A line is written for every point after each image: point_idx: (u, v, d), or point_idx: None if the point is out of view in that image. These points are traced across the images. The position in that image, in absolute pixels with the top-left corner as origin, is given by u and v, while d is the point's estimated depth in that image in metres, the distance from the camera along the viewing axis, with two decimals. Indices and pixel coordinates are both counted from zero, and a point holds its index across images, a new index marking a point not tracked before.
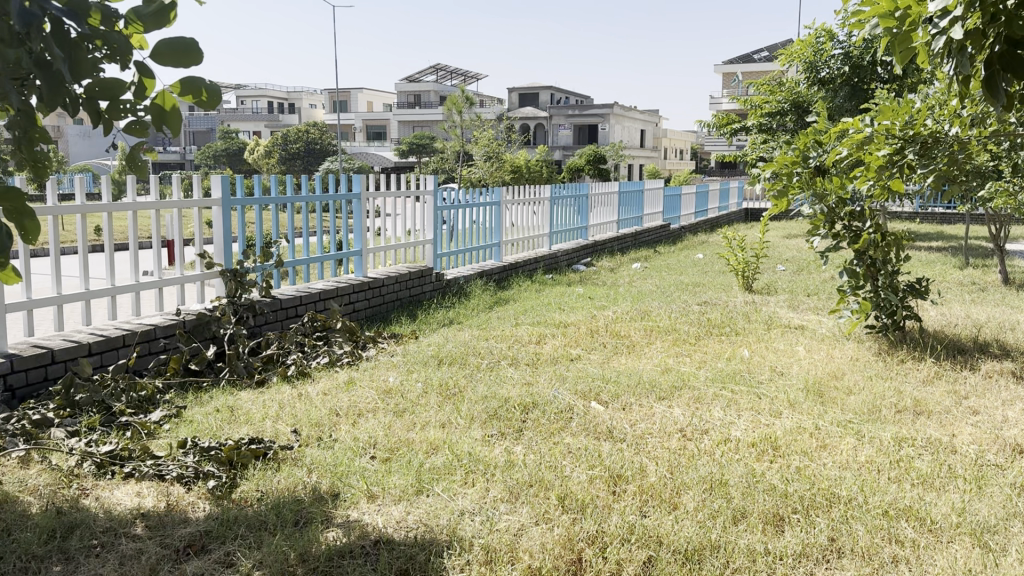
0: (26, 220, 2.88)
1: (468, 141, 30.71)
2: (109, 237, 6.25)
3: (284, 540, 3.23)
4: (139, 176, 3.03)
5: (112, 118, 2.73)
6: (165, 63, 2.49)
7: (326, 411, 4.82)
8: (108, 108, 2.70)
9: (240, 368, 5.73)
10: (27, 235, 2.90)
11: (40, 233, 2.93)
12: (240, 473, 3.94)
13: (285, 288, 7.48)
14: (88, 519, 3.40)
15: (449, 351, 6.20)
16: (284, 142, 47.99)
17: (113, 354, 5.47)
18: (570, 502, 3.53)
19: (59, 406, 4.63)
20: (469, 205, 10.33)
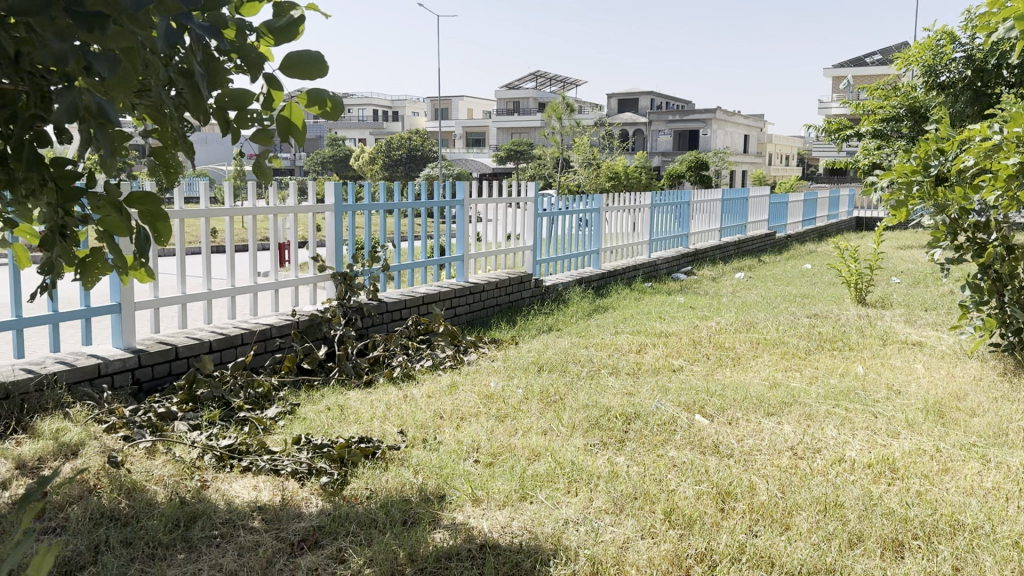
0: (160, 223, 3.05)
1: (567, 148, 30.75)
2: (229, 240, 6.54)
3: (394, 539, 3.29)
4: (264, 182, 3.16)
5: (240, 128, 2.86)
6: (293, 75, 2.57)
7: (430, 414, 4.90)
8: (237, 119, 2.81)
9: (348, 368, 5.89)
10: (160, 237, 3.06)
11: (170, 235, 3.09)
12: (350, 471, 4.05)
13: (390, 292, 7.65)
14: (209, 510, 3.55)
15: (550, 358, 6.20)
16: (387, 149, 49.22)
17: (232, 352, 5.74)
18: (678, 517, 3.47)
19: (182, 400, 4.88)
20: (570, 211, 10.32)
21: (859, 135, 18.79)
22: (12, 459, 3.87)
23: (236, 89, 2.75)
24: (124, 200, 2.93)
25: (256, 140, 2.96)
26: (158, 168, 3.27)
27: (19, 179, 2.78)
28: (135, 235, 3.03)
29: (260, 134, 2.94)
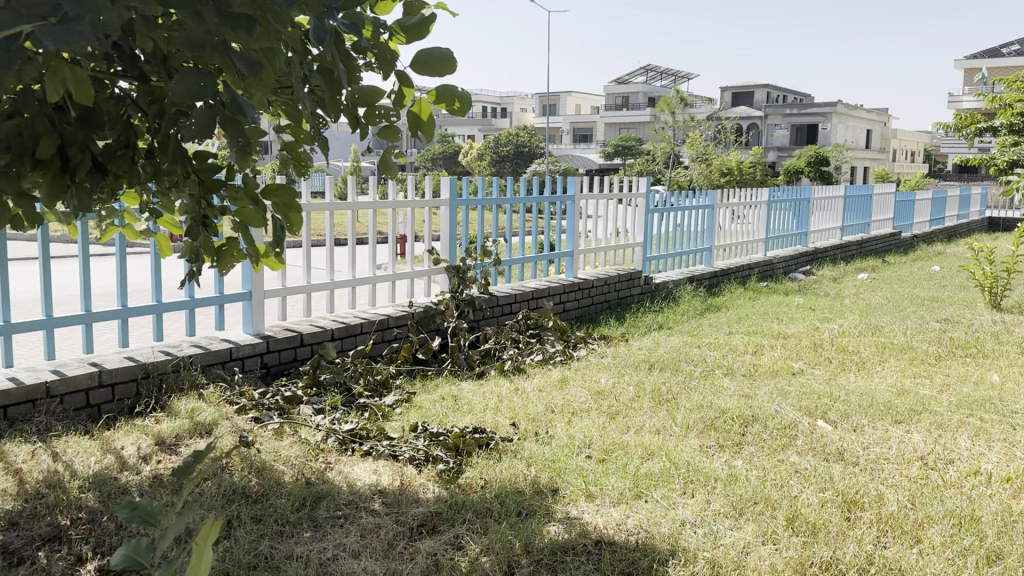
0: (293, 212, 3.18)
1: (678, 144, 30.26)
2: (349, 232, 6.75)
3: (510, 529, 3.31)
4: (390, 177, 3.25)
5: (369, 124, 2.93)
6: (424, 72, 2.64)
7: (542, 407, 4.91)
8: (366, 115, 2.91)
9: (461, 360, 5.97)
10: (293, 226, 3.19)
11: (303, 225, 3.22)
12: (465, 460, 4.10)
13: (501, 286, 7.72)
14: (333, 492, 3.68)
15: (662, 356, 6.12)
16: (495, 145, 49.67)
17: (352, 340, 5.94)
18: (800, 524, 3.36)
19: (307, 385, 5.09)
20: (683, 208, 10.15)
21: (995, 130, 17.67)
22: (153, 435, 4.11)
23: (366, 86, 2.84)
24: (261, 191, 3.09)
25: (382, 135, 3.05)
26: (289, 161, 3.42)
27: (168, 169, 2.94)
28: (272, 224, 3.18)
29: (385, 130, 3.02)
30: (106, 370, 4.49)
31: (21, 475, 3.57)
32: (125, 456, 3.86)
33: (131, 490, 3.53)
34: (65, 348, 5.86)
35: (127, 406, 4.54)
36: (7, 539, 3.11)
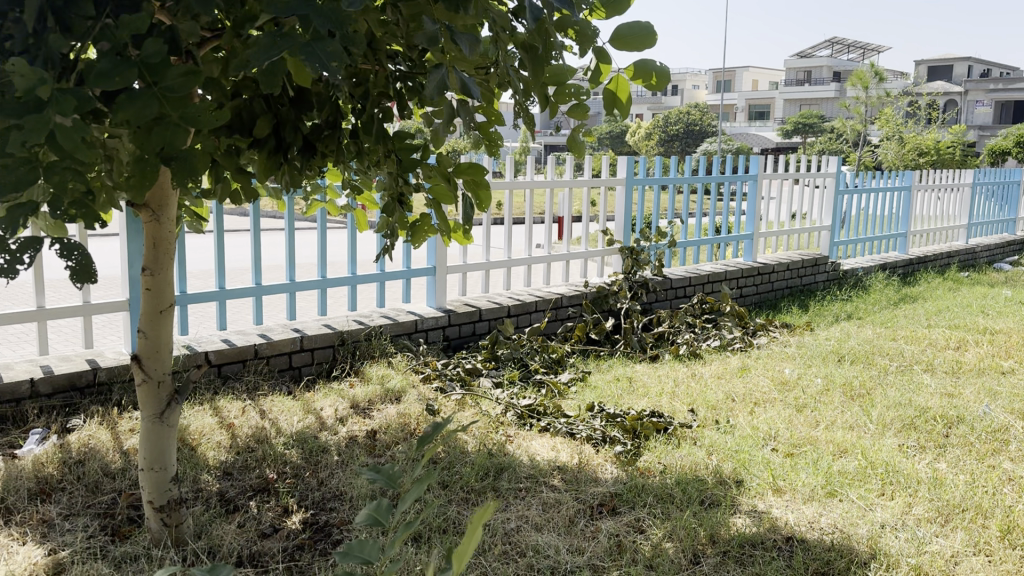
0: (481, 189, 3.24)
1: (865, 122, 28.42)
2: (528, 211, 6.81)
3: (695, 517, 3.24)
4: (579, 156, 3.19)
5: (559, 102, 2.91)
6: (620, 47, 2.59)
7: (722, 395, 4.76)
8: (556, 93, 2.90)
9: (635, 341, 5.88)
10: (480, 203, 3.27)
11: (490, 201, 3.28)
12: (644, 443, 4.04)
13: (677, 268, 7.56)
14: (514, 464, 3.72)
15: (852, 348, 5.78)
16: (666, 125, 48.69)
17: (528, 317, 6.04)
18: (1018, 537, 3.09)
19: (485, 358, 5.22)
20: (875, 190, 9.53)
21: None
22: (348, 399, 4.36)
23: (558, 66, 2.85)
24: (454, 168, 3.16)
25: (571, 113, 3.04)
26: (481, 141, 3.44)
27: (372, 148, 3.09)
28: (461, 202, 3.21)
29: (575, 107, 3.00)
30: (307, 335, 4.81)
31: (233, 429, 3.87)
32: (323, 418, 4.11)
33: (330, 449, 3.75)
34: (268, 315, 6.32)
35: (325, 369, 4.86)
36: (223, 487, 3.38)
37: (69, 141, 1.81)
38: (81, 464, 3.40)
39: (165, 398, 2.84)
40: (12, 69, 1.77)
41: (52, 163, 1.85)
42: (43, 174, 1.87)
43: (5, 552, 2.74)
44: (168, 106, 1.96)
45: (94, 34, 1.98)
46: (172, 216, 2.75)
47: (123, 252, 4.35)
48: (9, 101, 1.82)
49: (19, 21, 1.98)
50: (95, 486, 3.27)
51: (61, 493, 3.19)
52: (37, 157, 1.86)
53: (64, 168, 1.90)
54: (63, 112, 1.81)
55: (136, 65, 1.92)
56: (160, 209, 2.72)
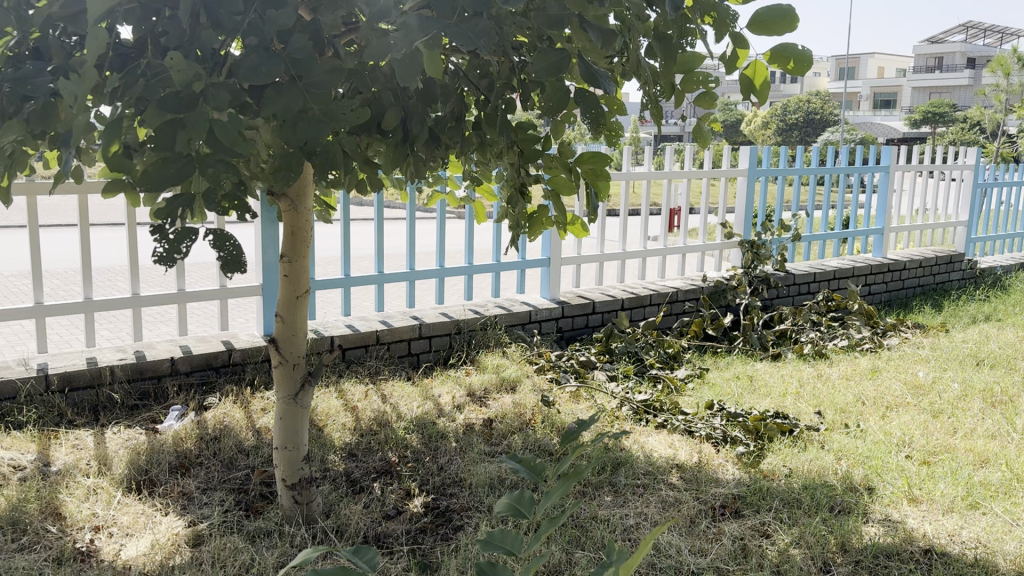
0: (601, 181, 3.20)
1: (1004, 109, 26.69)
2: (645, 202, 6.70)
3: (823, 523, 3.12)
4: (702, 146, 3.03)
5: (686, 90, 2.71)
6: (756, 29, 2.47)
7: (850, 397, 4.56)
8: (684, 81, 2.70)
9: (754, 339, 5.69)
10: (598, 194, 3.23)
11: (608, 192, 3.24)
12: (767, 444, 3.91)
13: (799, 263, 7.29)
14: (631, 460, 3.66)
15: (992, 352, 5.43)
16: (782, 114, 47.14)
17: (642, 311, 5.96)
18: None
19: (599, 351, 5.19)
20: (1019, 184, 8.92)
21: None
22: (465, 387, 4.41)
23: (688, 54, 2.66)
24: (576, 158, 3.15)
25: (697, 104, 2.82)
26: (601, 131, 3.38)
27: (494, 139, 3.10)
28: (582, 193, 3.18)
29: (702, 98, 2.79)
30: (425, 323, 4.89)
31: (356, 412, 3.97)
32: (441, 404, 4.17)
33: (449, 436, 3.79)
34: (388, 303, 6.47)
35: (442, 357, 4.94)
36: (348, 467, 3.47)
37: (225, 133, 1.88)
38: (217, 440, 3.56)
39: (298, 380, 2.94)
40: (172, 65, 1.85)
41: (207, 157, 1.92)
42: (199, 165, 1.95)
43: (149, 521, 2.89)
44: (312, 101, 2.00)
45: (243, 28, 2.05)
46: (309, 205, 2.86)
47: (255, 239, 4.54)
48: (168, 96, 1.90)
49: (175, 17, 2.07)
50: (230, 462, 3.41)
51: (199, 467, 3.35)
52: (193, 150, 1.93)
53: (219, 160, 1.97)
54: (216, 108, 1.90)
55: (282, 58, 1.98)
56: (298, 198, 2.82)
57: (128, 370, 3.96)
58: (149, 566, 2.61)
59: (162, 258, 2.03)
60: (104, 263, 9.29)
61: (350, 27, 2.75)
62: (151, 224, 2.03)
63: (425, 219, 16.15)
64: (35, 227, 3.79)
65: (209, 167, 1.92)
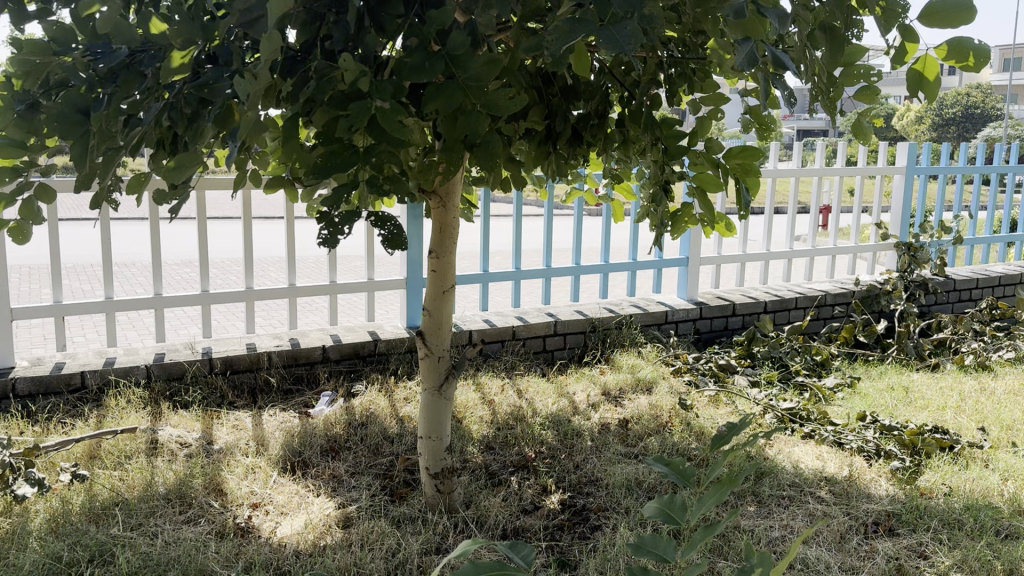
0: (750, 177, 3.08)
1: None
2: (794, 200, 6.44)
3: (989, 548, 2.91)
4: (864, 142, 2.85)
5: (847, 84, 2.58)
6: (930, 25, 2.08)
7: (1019, 414, 4.23)
8: (845, 74, 2.57)
9: (910, 348, 5.34)
10: (749, 192, 3.11)
11: (759, 189, 3.12)
12: (924, 461, 3.69)
13: (960, 267, 6.83)
14: (776, 470, 3.52)
15: None
16: (937, 108, 44.34)
17: (787, 314, 5.77)
18: None
19: (739, 355, 5.08)
20: None
21: None
22: (600, 386, 4.39)
23: (851, 46, 2.49)
24: (726, 152, 3.01)
25: (859, 96, 2.70)
26: (751, 124, 3.27)
27: (638, 136, 3.03)
28: (732, 188, 3.07)
29: (864, 90, 2.67)
30: (561, 320, 4.91)
31: (494, 406, 4.02)
32: (577, 402, 4.16)
33: (584, 434, 3.75)
34: (525, 300, 6.54)
35: (577, 355, 4.94)
36: (486, 460, 3.49)
37: (386, 125, 1.95)
38: (364, 426, 3.70)
39: (443, 373, 3.01)
40: (340, 66, 1.93)
41: (369, 147, 2.04)
42: (363, 158, 2.04)
43: (302, 501, 3.03)
44: (470, 96, 2.01)
45: (404, 31, 2.11)
46: (456, 202, 2.92)
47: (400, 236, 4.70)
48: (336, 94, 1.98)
49: (340, 21, 2.15)
50: (376, 448, 3.54)
51: (348, 452, 3.49)
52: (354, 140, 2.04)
53: (380, 151, 2.05)
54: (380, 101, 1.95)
55: (441, 57, 2.00)
56: (447, 197, 2.89)
57: (284, 356, 4.18)
58: (302, 544, 2.73)
59: (326, 240, 2.16)
60: (260, 254, 9.87)
61: (502, 28, 2.78)
62: (318, 217, 2.11)
63: (563, 216, 16.25)
64: (204, 220, 4.05)
65: (373, 156, 2.04)
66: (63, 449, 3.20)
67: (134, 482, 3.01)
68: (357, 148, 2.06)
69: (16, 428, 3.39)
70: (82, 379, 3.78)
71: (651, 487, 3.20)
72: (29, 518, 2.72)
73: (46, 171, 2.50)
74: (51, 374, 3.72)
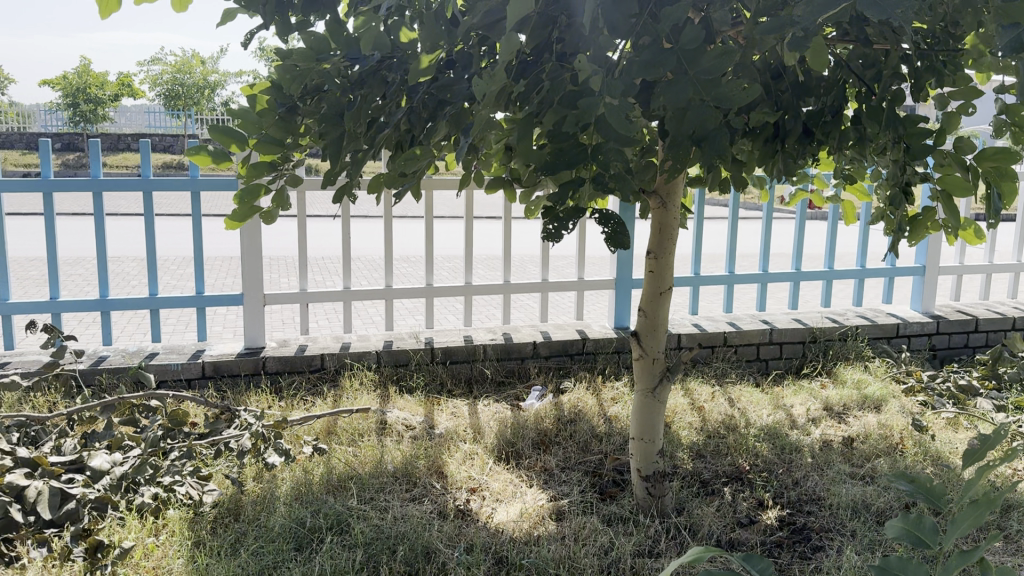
0: (1005, 181, 2.72)
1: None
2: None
3: None
4: None
5: None
6: None
7: None
8: None
9: None
10: (1002, 198, 2.75)
11: (1015, 194, 2.75)
12: None
13: None
14: None
15: None
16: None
17: None
18: None
19: (982, 376, 4.63)
20: None
21: None
22: (820, 400, 4.16)
23: None
24: (976, 155, 2.70)
25: None
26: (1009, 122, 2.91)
27: (875, 135, 2.79)
28: (982, 194, 2.74)
29: None
30: (778, 329, 4.72)
31: (704, 413, 3.93)
32: (795, 415, 3.97)
33: (804, 449, 3.55)
34: (739, 308, 6.37)
35: (795, 365, 4.73)
36: (697, 467, 3.39)
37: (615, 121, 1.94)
38: (573, 422, 3.74)
39: (657, 374, 2.96)
40: (574, 64, 1.92)
41: (600, 145, 2.04)
42: (591, 154, 2.04)
43: (516, 490, 3.12)
44: (701, 91, 1.95)
45: (636, 30, 2.09)
46: (677, 202, 2.87)
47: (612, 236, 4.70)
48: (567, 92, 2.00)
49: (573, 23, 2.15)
50: (585, 445, 3.55)
51: (558, 446, 3.54)
52: (586, 138, 2.05)
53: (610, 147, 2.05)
54: (612, 97, 1.94)
55: (673, 54, 1.94)
56: (668, 195, 2.84)
57: (497, 350, 4.34)
58: (518, 532, 2.80)
59: (550, 234, 2.24)
60: (476, 251, 10.31)
61: (736, 23, 2.68)
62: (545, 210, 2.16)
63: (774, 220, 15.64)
64: (429, 218, 4.27)
65: (602, 153, 2.04)
66: (305, 424, 3.50)
67: (365, 459, 3.23)
68: (586, 145, 2.07)
69: (265, 402, 3.74)
70: (321, 361, 4.11)
71: (881, 512, 2.98)
72: (277, 484, 2.99)
73: (297, 165, 2.71)
74: (295, 355, 4.08)
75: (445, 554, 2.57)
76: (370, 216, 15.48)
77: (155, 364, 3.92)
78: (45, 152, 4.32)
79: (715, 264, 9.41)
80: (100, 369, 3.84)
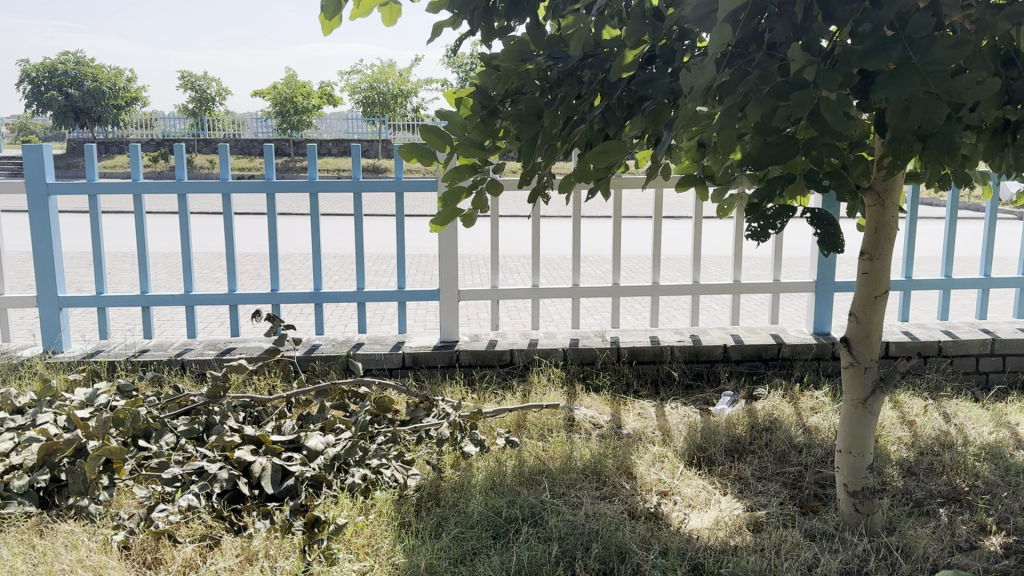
0: None
1: None
2: None
3: None
4: None
5: None
6: None
7: None
8: None
9: None
10: None
11: None
12: None
13: None
14: None
15: None
16: None
17: None
18: None
19: None
20: None
21: None
22: None
23: None
24: None
25: None
26: None
27: None
28: None
29: None
30: (1000, 339, 4.33)
31: (915, 428, 3.66)
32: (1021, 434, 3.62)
33: None
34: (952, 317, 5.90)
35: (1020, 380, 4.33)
36: (908, 485, 3.16)
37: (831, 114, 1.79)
38: (768, 431, 3.59)
39: (869, 384, 2.79)
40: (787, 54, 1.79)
41: (813, 139, 1.90)
42: (803, 150, 1.92)
43: (710, 498, 3.05)
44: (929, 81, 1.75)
45: (855, 17, 1.93)
46: (895, 200, 2.69)
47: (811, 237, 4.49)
48: (779, 84, 1.87)
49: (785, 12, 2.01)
50: (782, 455, 3.40)
51: (752, 455, 3.41)
52: (799, 133, 1.91)
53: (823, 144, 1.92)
54: (829, 89, 1.78)
55: (899, 42, 1.78)
56: (886, 192, 2.67)
57: (686, 352, 4.26)
58: (713, 540, 2.73)
59: (755, 234, 2.14)
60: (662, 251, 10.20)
61: None
62: (751, 208, 2.06)
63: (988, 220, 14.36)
64: (619, 217, 4.26)
65: (814, 149, 1.91)
66: (498, 416, 3.61)
67: (555, 454, 3.28)
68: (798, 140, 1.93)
69: (460, 393, 3.88)
70: (511, 356, 4.21)
71: None
72: (473, 473, 3.09)
73: (498, 169, 2.75)
74: (488, 349, 4.21)
75: (640, 556, 2.55)
76: (553, 215, 15.75)
77: (362, 353, 4.16)
78: (267, 156, 4.71)
79: (923, 268, 8.78)
80: (314, 356, 4.13)
